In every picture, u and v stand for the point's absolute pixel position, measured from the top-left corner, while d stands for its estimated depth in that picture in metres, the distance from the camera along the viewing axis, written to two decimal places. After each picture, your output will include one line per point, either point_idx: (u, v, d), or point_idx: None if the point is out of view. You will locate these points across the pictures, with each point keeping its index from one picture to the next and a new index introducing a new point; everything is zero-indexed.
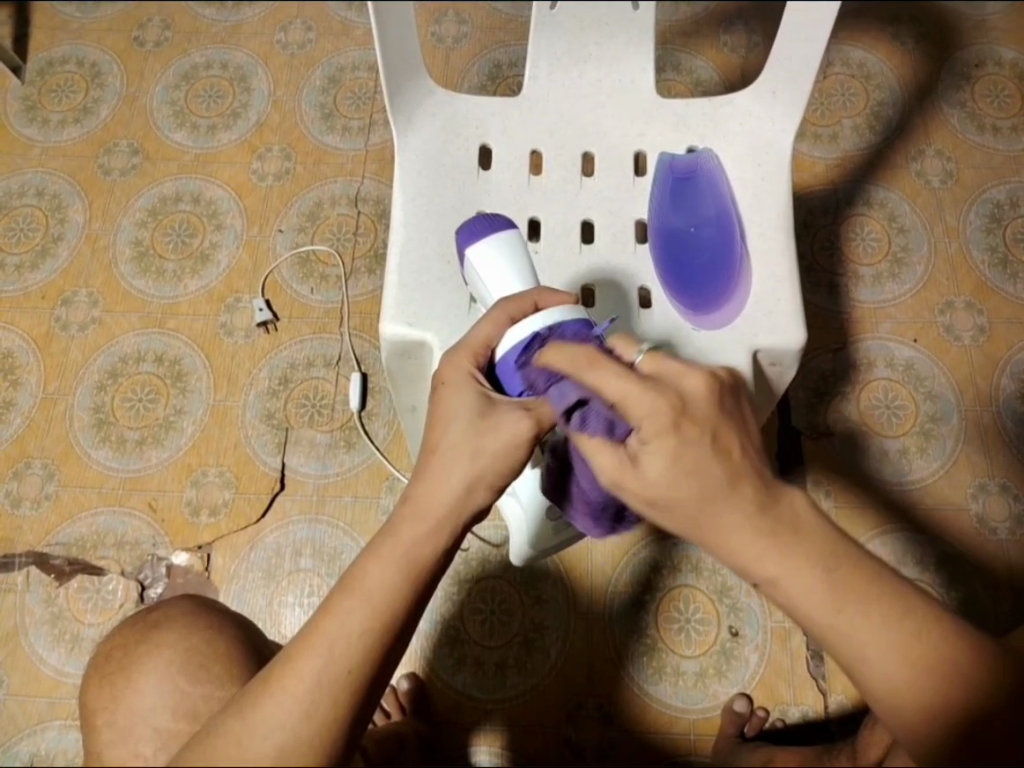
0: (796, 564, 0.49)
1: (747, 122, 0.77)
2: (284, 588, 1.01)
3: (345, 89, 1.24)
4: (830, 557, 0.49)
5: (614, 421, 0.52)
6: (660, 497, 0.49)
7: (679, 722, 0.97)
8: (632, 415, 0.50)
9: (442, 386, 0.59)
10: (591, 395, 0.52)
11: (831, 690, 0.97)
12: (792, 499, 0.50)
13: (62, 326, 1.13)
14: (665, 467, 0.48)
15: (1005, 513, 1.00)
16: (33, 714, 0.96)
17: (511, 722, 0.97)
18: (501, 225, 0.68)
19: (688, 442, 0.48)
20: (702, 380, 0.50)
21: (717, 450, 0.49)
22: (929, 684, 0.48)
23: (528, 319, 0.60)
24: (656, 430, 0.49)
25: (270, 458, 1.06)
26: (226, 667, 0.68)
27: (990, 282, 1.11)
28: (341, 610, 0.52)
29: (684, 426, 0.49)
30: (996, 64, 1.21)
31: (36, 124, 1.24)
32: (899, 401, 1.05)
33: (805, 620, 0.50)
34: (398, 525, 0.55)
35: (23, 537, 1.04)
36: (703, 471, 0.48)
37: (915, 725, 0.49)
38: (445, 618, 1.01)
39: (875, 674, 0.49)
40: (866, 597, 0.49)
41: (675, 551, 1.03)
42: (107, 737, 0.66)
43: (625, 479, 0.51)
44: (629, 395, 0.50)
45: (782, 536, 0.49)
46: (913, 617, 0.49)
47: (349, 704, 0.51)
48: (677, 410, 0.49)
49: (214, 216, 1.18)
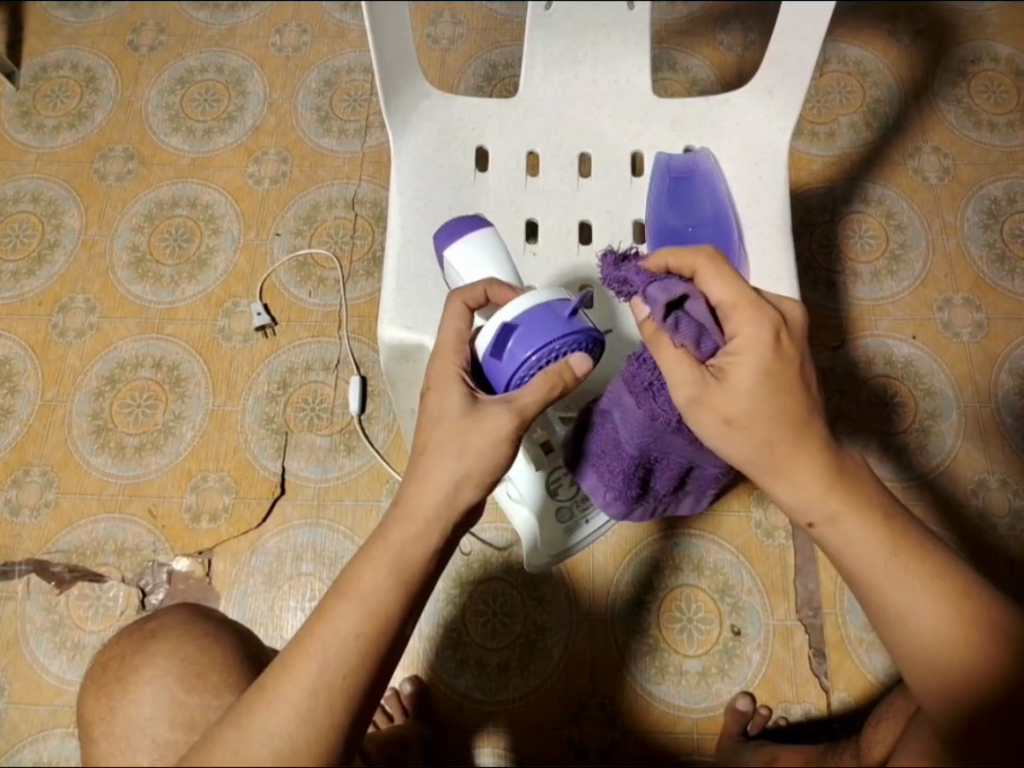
0: (856, 512, 0.54)
1: (745, 121, 0.77)
2: (286, 592, 1.01)
3: (341, 91, 1.24)
4: (885, 511, 0.54)
5: (704, 332, 0.55)
6: (743, 412, 0.53)
7: (682, 721, 0.97)
8: (730, 327, 0.54)
9: (432, 388, 0.59)
10: (694, 295, 0.56)
11: (833, 687, 0.97)
12: (851, 458, 0.55)
13: (60, 333, 1.13)
14: (755, 379, 0.53)
15: (1006, 509, 1.00)
16: (35, 721, 0.96)
17: (513, 724, 0.97)
18: (476, 223, 0.68)
19: (784, 362, 0.53)
20: (798, 309, 0.56)
21: (800, 375, 0.54)
22: (966, 638, 0.52)
23: (506, 308, 0.60)
24: (758, 347, 0.53)
25: (270, 462, 1.06)
26: (224, 675, 0.68)
27: (988, 277, 1.11)
28: (337, 615, 0.52)
29: (783, 345, 0.53)
30: (993, 60, 1.21)
31: (30, 130, 1.23)
32: (898, 399, 1.05)
33: (856, 564, 0.54)
34: (389, 528, 0.55)
35: (23, 545, 1.03)
36: (789, 391, 0.53)
37: (948, 678, 0.52)
38: (445, 620, 1.01)
39: (915, 623, 0.53)
40: (915, 551, 0.54)
41: (676, 550, 1.03)
42: (107, 747, 0.66)
43: (706, 396, 0.53)
44: (741, 300, 0.54)
45: (845, 482, 0.54)
46: (954, 579, 0.53)
47: (345, 709, 0.51)
48: (776, 331, 0.53)
49: (211, 220, 1.18)
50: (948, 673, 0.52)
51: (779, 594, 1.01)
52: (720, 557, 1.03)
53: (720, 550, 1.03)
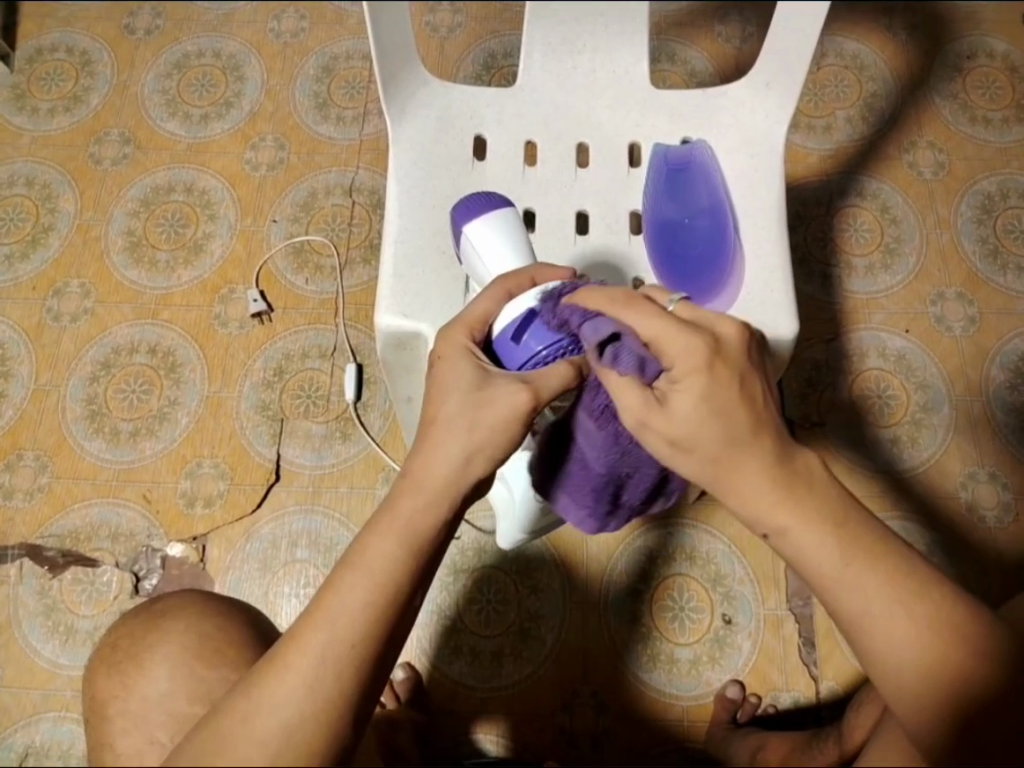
0: (811, 519, 0.50)
1: (741, 113, 0.77)
2: (281, 579, 1.01)
3: (338, 78, 1.24)
4: (840, 514, 0.50)
5: (646, 359, 0.52)
6: (685, 437, 0.50)
7: (673, 708, 0.98)
8: (666, 352, 0.51)
9: (440, 358, 0.60)
10: (627, 330, 0.53)
11: (822, 676, 0.98)
12: (806, 455, 0.51)
13: (53, 317, 1.13)
14: (695, 406, 0.50)
15: (995, 501, 1.01)
16: (29, 705, 0.96)
17: (507, 710, 0.98)
18: (496, 202, 0.70)
19: (720, 381, 0.50)
20: (738, 323, 0.52)
21: (742, 394, 0.50)
22: (932, 651, 0.49)
23: (525, 295, 0.61)
24: (691, 367, 0.50)
25: (266, 449, 1.06)
26: (240, 650, 0.69)
27: (981, 272, 1.12)
28: (343, 586, 0.52)
29: (718, 367, 0.50)
30: (988, 56, 1.22)
31: (25, 113, 1.23)
32: (890, 392, 1.06)
33: (814, 576, 0.51)
34: (397, 498, 0.55)
35: (16, 529, 1.03)
36: (732, 413, 0.50)
37: (915, 694, 0.49)
38: (440, 608, 1.02)
39: (875, 639, 0.50)
40: (873, 559, 0.50)
41: (671, 540, 1.04)
42: (122, 725, 0.66)
43: (651, 420, 0.51)
44: (666, 332, 0.51)
45: (795, 490, 0.50)
46: (919, 589, 0.50)
47: (354, 678, 0.51)
48: (712, 351, 0.50)
49: (207, 205, 1.18)
50: (915, 691, 0.49)
51: (769, 584, 1.02)
52: (712, 546, 1.04)
53: (714, 540, 1.04)
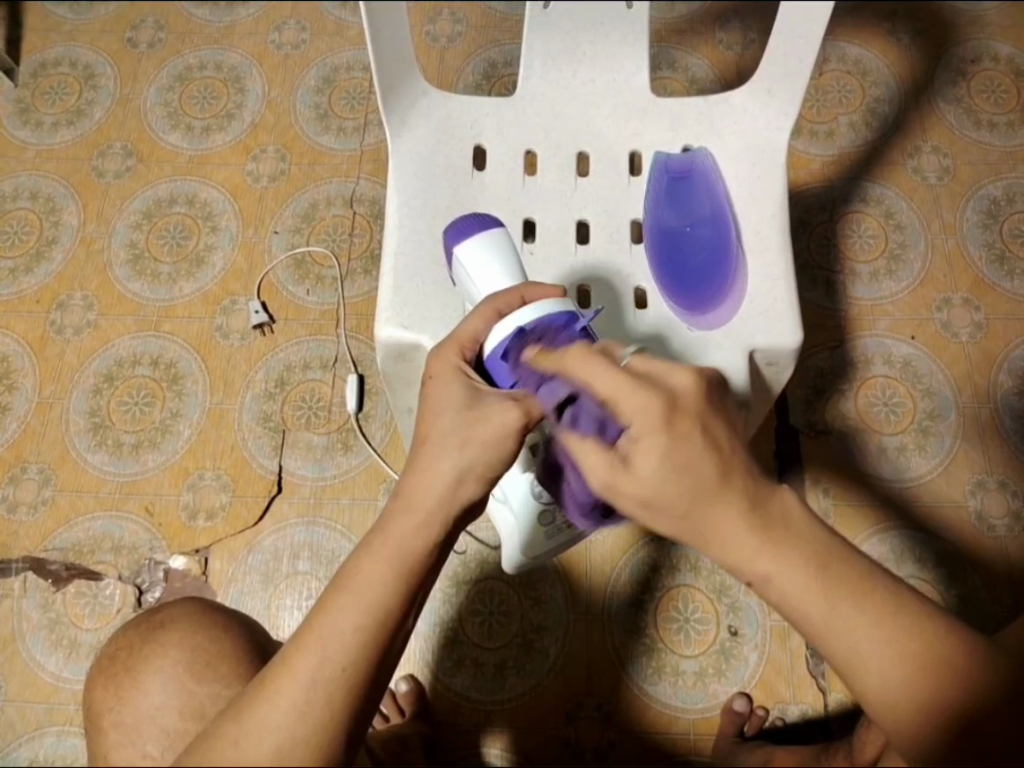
0: (788, 560, 0.47)
1: (743, 120, 0.76)
2: (283, 591, 1.01)
3: (339, 89, 1.24)
4: (823, 553, 0.48)
5: (605, 420, 0.52)
6: (653, 497, 0.48)
7: (678, 722, 0.97)
8: (621, 413, 0.49)
9: (433, 379, 0.60)
10: (582, 390, 0.53)
11: (831, 689, 0.97)
12: (782, 498, 0.48)
13: (57, 330, 1.13)
14: (657, 464, 0.47)
15: (1004, 509, 1.00)
16: (31, 720, 0.96)
17: (511, 723, 0.97)
18: (484, 222, 0.69)
19: (679, 437, 0.48)
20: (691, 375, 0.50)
21: (709, 441, 0.48)
22: (916, 678, 0.48)
23: (512, 315, 0.61)
24: (647, 426, 0.48)
25: (268, 461, 1.06)
26: (231, 666, 0.68)
27: (988, 277, 1.10)
28: (335, 606, 0.51)
29: (676, 422, 0.48)
30: (992, 59, 1.21)
31: (29, 127, 1.23)
32: (897, 399, 1.05)
33: (795, 615, 0.48)
34: (388, 520, 0.54)
35: (21, 542, 1.03)
36: (696, 466, 0.47)
37: (905, 724, 0.48)
38: (443, 620, 1.01)
39: (862, 669, 0.48)
40: (858, 594, 0.48)
41: (675, 550, 1.03)
42: (114, 738, 0.66)
43: (617, 483, 0.50)
44: (621, 386, 0.49)
45: (773, 530, 0.48)
46: (906, 617, 0.48)
47: (346, 702, 0.50)
48: (668, 407, 0.48)
49: (209, 217, 1.18)
50: (906, 719, 0.48)
51: None
52: None
53: None
